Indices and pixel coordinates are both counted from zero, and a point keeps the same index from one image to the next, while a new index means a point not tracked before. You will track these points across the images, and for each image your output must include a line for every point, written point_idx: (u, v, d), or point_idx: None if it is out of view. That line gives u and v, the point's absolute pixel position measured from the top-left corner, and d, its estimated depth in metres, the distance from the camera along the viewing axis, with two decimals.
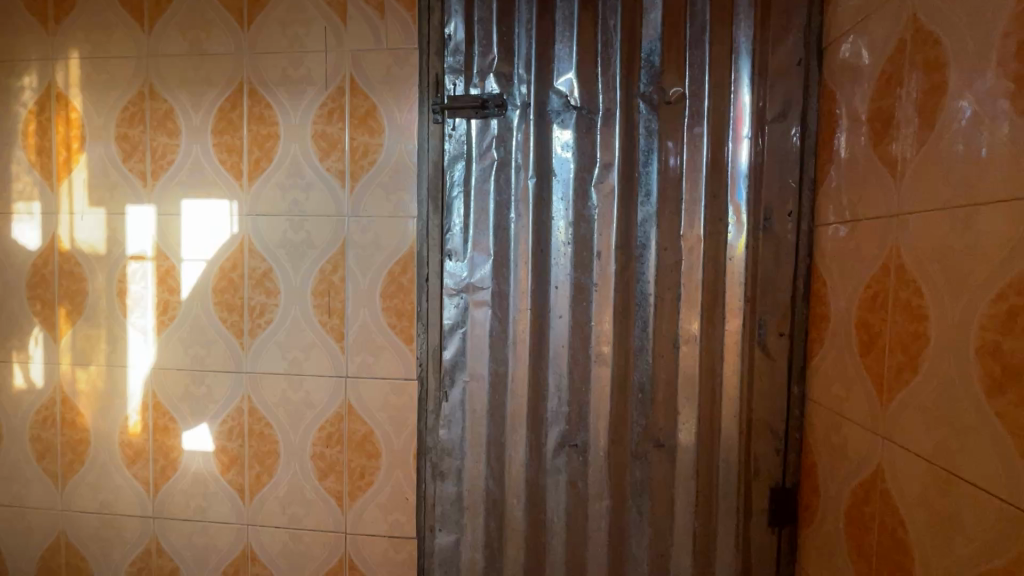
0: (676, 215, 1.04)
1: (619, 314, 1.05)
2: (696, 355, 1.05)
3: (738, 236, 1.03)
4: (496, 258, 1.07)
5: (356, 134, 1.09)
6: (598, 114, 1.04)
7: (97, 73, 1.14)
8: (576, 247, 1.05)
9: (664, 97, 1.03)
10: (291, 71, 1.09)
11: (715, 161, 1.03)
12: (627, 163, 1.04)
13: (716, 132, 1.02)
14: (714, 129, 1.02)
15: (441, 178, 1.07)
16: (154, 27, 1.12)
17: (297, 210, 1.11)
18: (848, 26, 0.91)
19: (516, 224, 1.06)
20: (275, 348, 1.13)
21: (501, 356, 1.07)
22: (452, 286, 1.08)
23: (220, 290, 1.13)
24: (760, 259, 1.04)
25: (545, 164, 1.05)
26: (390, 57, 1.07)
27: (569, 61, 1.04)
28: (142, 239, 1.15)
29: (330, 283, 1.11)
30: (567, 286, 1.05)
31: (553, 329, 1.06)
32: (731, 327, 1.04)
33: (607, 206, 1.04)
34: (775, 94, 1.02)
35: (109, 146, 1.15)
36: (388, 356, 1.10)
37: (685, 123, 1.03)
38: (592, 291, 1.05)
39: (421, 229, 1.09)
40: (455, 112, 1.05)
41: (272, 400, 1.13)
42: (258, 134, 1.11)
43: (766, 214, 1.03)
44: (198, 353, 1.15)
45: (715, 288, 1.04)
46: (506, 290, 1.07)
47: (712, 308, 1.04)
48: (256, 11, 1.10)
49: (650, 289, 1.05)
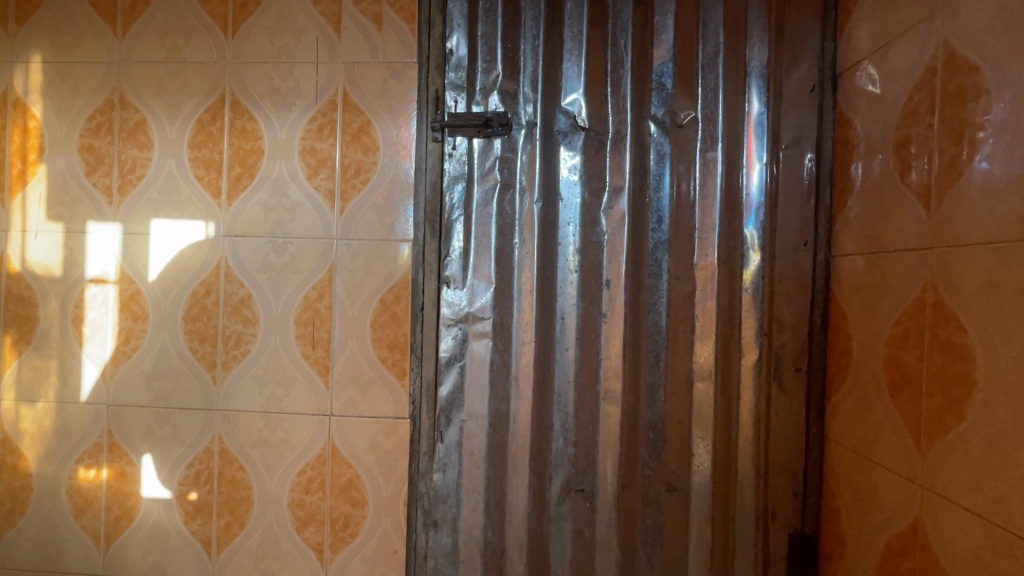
0: (689, 243, 0.98)
1: (630, 348, 0.98)
2: (710, 392, 0.98)
3: (753, 266, 0.98)
4: (498, 285, 0.99)
5: (348, 151, 1.01)
6: (607, 137, 0.99)
7: (60, 79, 1.04)
8: (584, 276, 0.98)
9: (676, 120, 0.98)
10: (279, 83, 1.01)
11: (728, 188, 0.98)
12: (637, 188, 0.99)
13: (730, 158, 0.98)
14: (728, 154, 0.98)
15: (440, 200, 1.00)
16: (128, 32, 1.04)
17: (281, 231, 1.02)
18: (867, 53, 0.89)
19: (519, 250, 0.99)
20: (251, 383, 1.02)
21: (502, 393, 0.99)
22: (450, 316, 0.99)
23: (191, 318, 1.02)
24: (776, 291, 0.99)
25: (551, 187, 0.99)
26: (387, 70, 1.00)
27: (577, 81, 0.99)
28: (105, 260, 1.04)
29: (315, 311, 1.01)
30: (573, 318, 0.98)
31: (558, 363, 0.99)
32: (746, 362, 0.99)
33: (617, 232, 0.98)
34: (789, 120, 0.98)
35: (71, 158, 1.04)
36: (378, 392, 1.01)
37: (697, 147, 0.98)
38: (600, 323, 0.98)
39: (417, 254, 1.01)
40: (455, 130, 0.99)
41: (246, 441, 1.02)
42: (239, 148, 1.02)
43: (781, 244, 0.99)
44: (163, 388, 1.03)
45: (730, 320, 0.99)
46: (508, 321, 0.99)
47: (726, 342, 0.99)
48: (242, 18, 1.02)
49: (662, 321, 0.98)
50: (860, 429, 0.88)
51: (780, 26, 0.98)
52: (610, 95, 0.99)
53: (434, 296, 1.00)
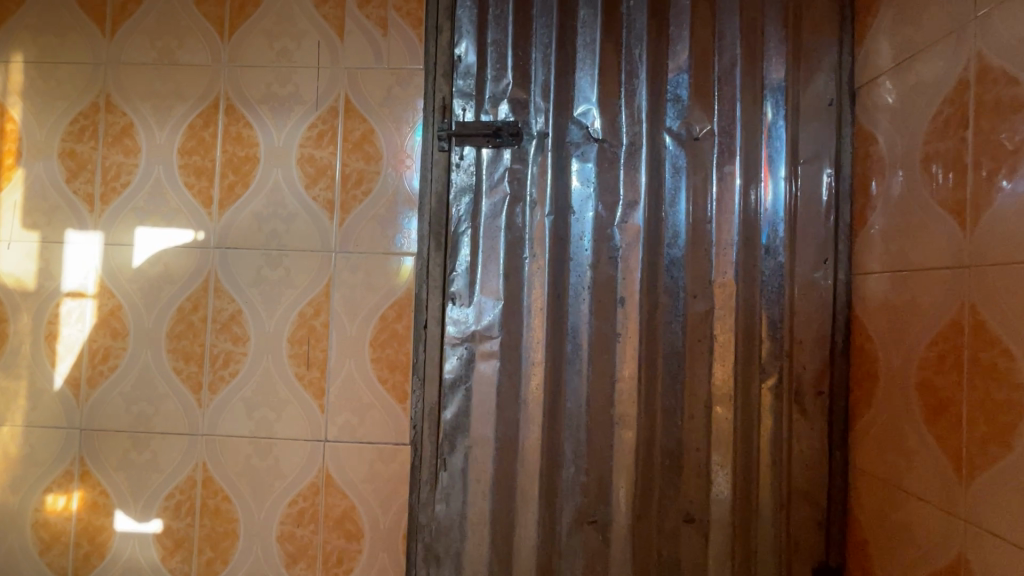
0: (706, 260, 0.94)
1: (644, 370, 0.93)
2: (730, 416, 0.93)
3: (772, 284, 0.95)
4: (506, 302, 0.94)
5: (349, 159, 0.96)
6: (621, 149, 0.95)
7: (42, 80, 0.98)
8: (597, 293, 0.94)
9: (692, 133, 0.95)
10: (277, 87, 0.96)
11: (746, 204, 0.95)
12: (652, 202, 0.95)
13: (748, 172, 0.95)
14: (745, 168, 0.95)
15: (445, 212, 0.95)
16: (117, 32, 0.98)
17: (276, 244, 0.96)
18: (888, 66, 0.86)
19: (529, 265, 0.94)
20: (240, 406, 0.95)
21: (510, 417, 0.93)
22: (456, 335, 0.94)
23: (176, 335, 0.95)
24: (796, 311, 0.95)
25: (563, 200, 0.95)
26: (391, 77, 0.96)
27: (590, 91, 0.95)
28: (84, 274, 0.96)
29: (311, 329, 0.95)
30: (586, 337, 0.94)
31: (570, 385, 0.93)
32: (766, 384, 0.94)
33: (631, 248, 0.94)
34: (807, 135, 0.96)
35: (50, 164, 0.97)
36: (377, 416, 0.94)
37: (714, 161, 0.95)
38: (614, 343, 0.93)
39: (420, 269, 0.95)
40: (463, 140, 0.95)
41: (233, 469, 0.94)
42: (233, 156, 0.96)
43: (801, 262, 0.95)
44: (143, 411, 0.95)
45: (748, 341, 0.94)
46: (518, 340, 0.94)
47: (745, 364, 0.94)
48: (239, 20, 0.97)
49: (679, 342, 0.94)
50: (889, 457, 0.83)
51: (797, 40, 0.96)
52: (624, 106, 0.95)
53: (438, 313, 0.94)
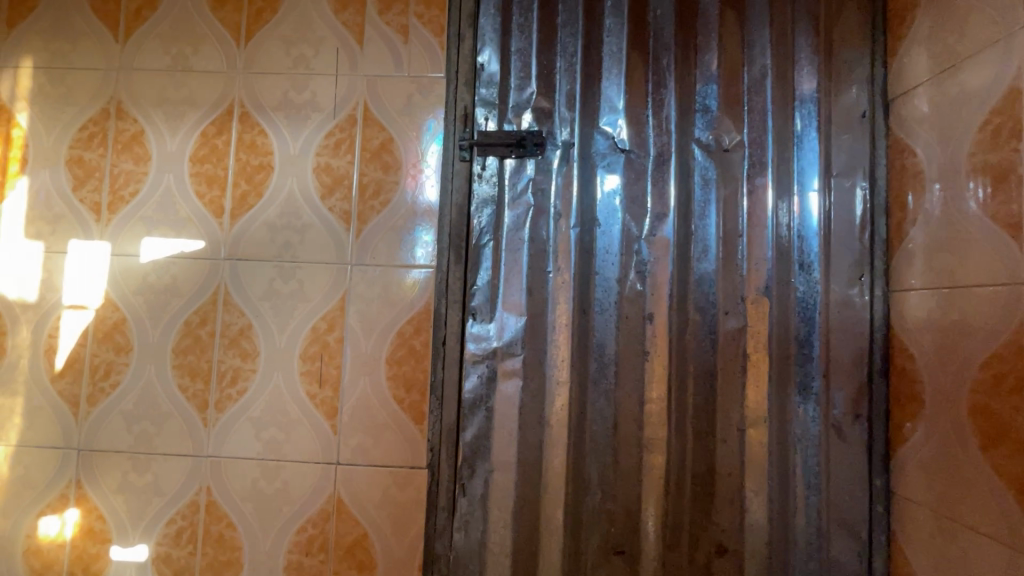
0: (738, 275, 0.90)
1: (674, 391, 0.89)
2: (765, 441, 0.89)
3: (807, 302, 0.90)
4: (529, 318, 0.90)
5: (367, 169, 0.92)
6: (648, 160, 0.92)
7: (52, 86, 0.95)
8: (624, 309, 0.90)
9: (722, 144, 0.92)
10: (293, 95, 0.94)
11: (779, 217, 0.92)
12: (681, 215, 0.91)
13: (779, 184, 0.92)
14: (777, 181, 0.92)
15: (465, 224, 0.91)
16: (130, 38, 0.96)
17: (289, 255, 0.92)
18: (926, 77, 0.84)
19: (554, 279, 0.90)
20: (247, 427, 0.90)
21: (532, 439, 0.88)
22: (477, 352, 0.89)
23: (183, 350, 0.91)
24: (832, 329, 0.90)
25: (588, 212, 0.91)
26: (412, 85, 0.93)
27: (616, 100, 0.93)
28: (87, 286, 0.92)
29: (324, 345, 0.90)
30: (612, 356, 0.89)
31: (596, 406, 0.89)
32: (803, 407, 0.89)
33: (659, 262, 0.90)
34: (841, 147, 0.92)
35: (57, 171, 0.94)
36: (392, 438, 0.89)
37: (745, 173, 0.92)
38: (642, 362, 0.89)
39: (439, 282, 0.91)
40: (485, 150, 0.92)
41: (238, 493, 0.89)
42: (247, 164, 0.93)
43: (837, 278, 0.91)
44: (145, 430, 0.90)
45: (782, 361, 0.90)
46: (541, 358, 0.89)
47: (780, 385, 0.89)
48: (256, 26, 0.95)
49: (710, 362, 0.90)
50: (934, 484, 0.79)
51: (828, 50, 0.93)
52: (651, 117, 0.92)
53: (458, 328, 0.90)
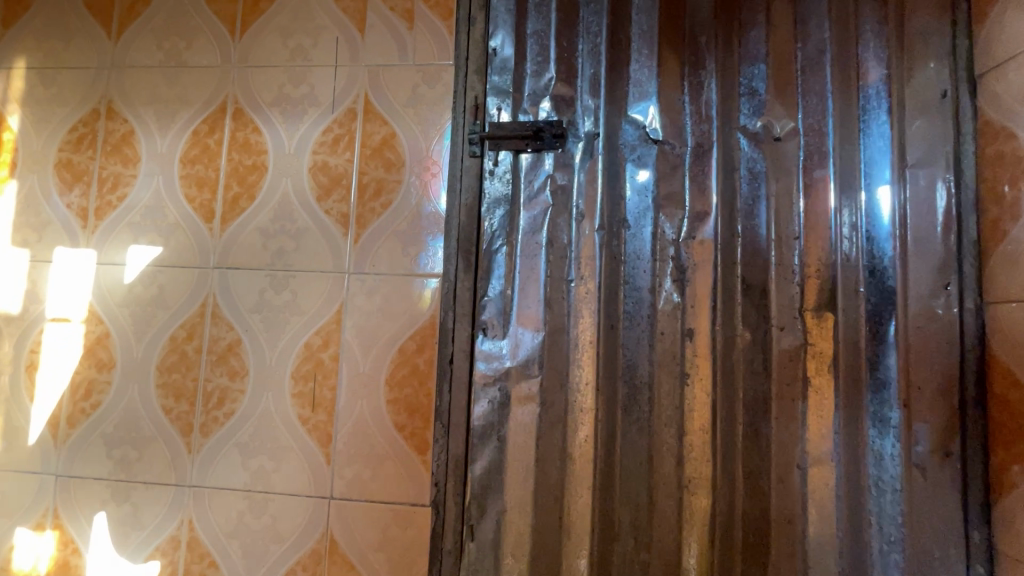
0: (794, 284, 0.77)
1: (719, 421, 0.75)
2: (831, 483, 0.74)
3: (881, 315, 0.75)
4: (545, 333, 0.78)
5: (367, 167, 0.83)
6: (685, 151, 0.80)
7: (43, 86, 0.90)
8: (657, 323, 0.77)
9: (772, 131, 0.79)
10: (290, 89, 0.86)
11: (843, 216, 0.77)
12: (725, 215, 0.79)
13: (843, 177, 0.78)
14: (840, 173, 0.78)
15: (475, 227, 0.81)
16: (123, 34, 0.90)
17: (282, 263, 0.83)
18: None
19: (575, 290, 0.78)
20: (234, 454, 0.81)
21: (551, 475, 0.76)
22: (487, 373, 0.78)
23: (168, 368, 0.83)
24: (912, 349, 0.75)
25: (616, 211, 0.80)
26: (417, 74, 0.84)
27: (647, 85, 0.81)
28: (72, 298, 0.86)
29: (318, 363, 0.81)
30: (644, 378, 0.77)
31: (625, 437, 0.76)
32: (878, 443, 0.74)
33: (700, 270, 0.77)
34: (917, 131, 0.78)
35: (45, 175, 0.89)
36: (391, 470, 0.78)
37: (801, 165, 0.79)
38: (680, 387, 0.76)
39: (445, 294, 0.80)
40: (497, 144, 0.82)
41: (223, 529, 0.80)
42: (239, 165, 0.85)
43: (918, 287, 0.75)
44: (126, 455, 0.82)
45: (851, 386, 0.75)
46: (561, 381, 0.77)
47: (849, 416, 0.74)
48: (252, 17, 0.88)
49: (761, 386, 0.76)
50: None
51: (899, 19, 0.79)
52: (688, 102, 0.80)
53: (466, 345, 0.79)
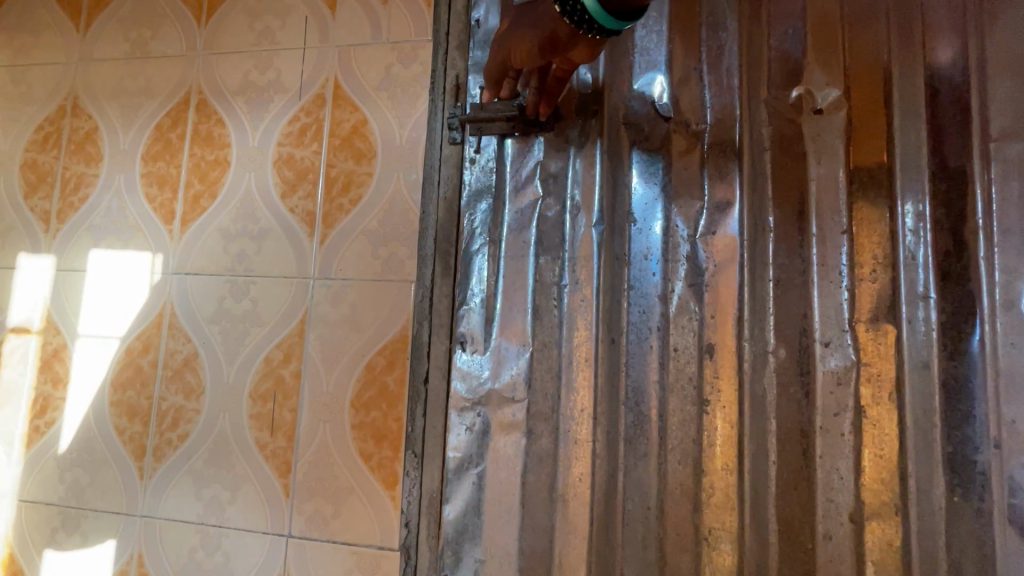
0: (843, 289, 0.61)
1: (746, 459, 0.61)
2: (895, 544, 0.58)
3: (959, 327, 0.59)
4: (533, 349, 0.66)
5: (335, 159, 0.74)
6: (703, 129, 0.66)
7: (13, 84, 0.86)
8: (669, 338, 0.64)
9: (813, 100, 0.64)
10: (255, 76, 0.78)
11: (908, 203, 0.61)
12: (752, 204, 0.64)
13: (909, 154, 0.62)
14: (903, 149, 0.62)
15: (453, 225, 0.70)
16: (91, 26, 0.85)
17: (243, 268, 0.75)
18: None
19: (570, 298, 0.66)
20: (187, 481, 0.72)
21: (539, 519, 0.64)
22: (465, 395, 0.67)
23: (123, 384, 0.76)
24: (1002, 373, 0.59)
25: (619, 203, 0.67)
26: (392, 53, 0.74)
27: (656, 52, 0.68)
28: (31, 307, 0.80)
29: (278, 381, 0.71)
30: (652, 404, 0.63)
31: (628, 476, 0.63)
32: (959, 494, 0.57)
33: (721, 272, 0.63)
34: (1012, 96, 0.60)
35: (11, 177, 0.84)
36: (356, 507, 0.68)
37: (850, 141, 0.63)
38: (696, 415, 0.62)
39: (420, 302, 0.70)
40: (478, 128, 0.69)
41: (174, 566, 0.71)
42: (201, 160, 0.78)
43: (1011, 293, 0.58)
44: (78, 480, 0.75)
45: (920, 420, 0.59)
46: (552, 406, 0.65)
47: (918, 458, 0.58)
48: (219, 1, 0.81)
49: (801, 417, 0.61)
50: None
51: None
52: (705, 69, 0.67)
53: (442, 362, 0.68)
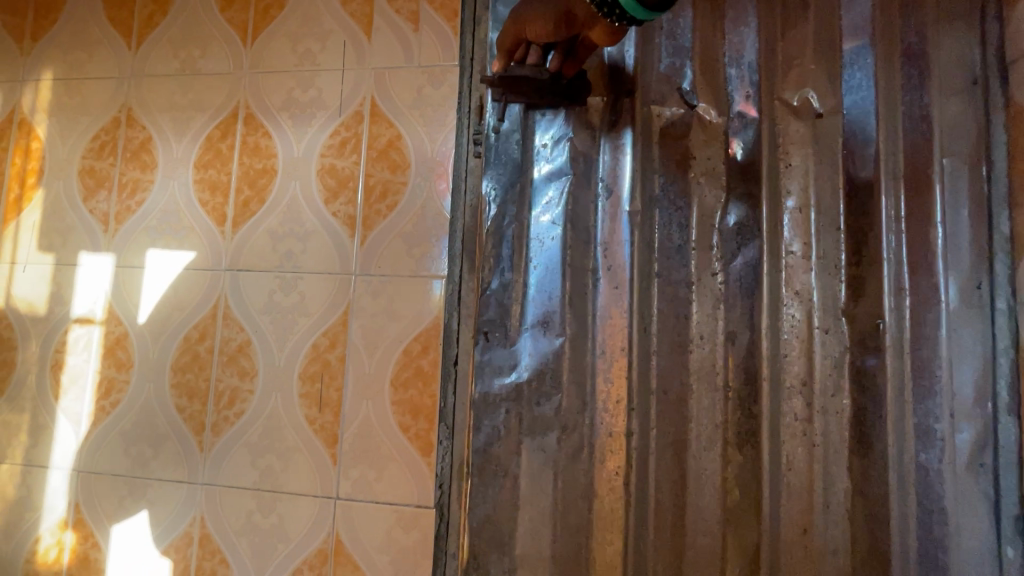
0: (841, 283, 0.72)
1: (759, 426, 0.72)
2: (873, 497, 0.69)
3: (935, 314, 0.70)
4: (573, 335, 0.75)
5: (373, 169, 0.84)
6: (725, 130, 0.75)
7: (68, 96, 0.94)
8: (697, 324, 0.74)
9: (812, 108, 0.74)
10: (298, 93, 0.87)
11: (895, 204, 0.72)
12: (770, 208, 0.74)
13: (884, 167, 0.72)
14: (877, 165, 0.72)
15: (496, 227, 0.77)
16: (142, 45, 0.93)
17: (291, 265, 0.84)
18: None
19: (608, 290, 0.75)
20: (243, 453, 0.82)
21: (567, 486, 0.73)
22: (505, 389, 0.75)
23: (181, 368, 0.85)
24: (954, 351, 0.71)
25: (648, 195, 0.76)
26: (423, 76, 0.84)
27: (681, 62, 0.77)
28: (93, 299, 0.89)
29: (325, 364, 0.81)
30: (675, 382, 0.73)
31: (655, 446, 0.73)
32: (923, 456, 0.69)
33: (737, 269, 0.74)
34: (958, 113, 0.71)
35: (70, 182, 0.92)
36: (396, 472, 0.78)
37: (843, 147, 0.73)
38: (716, 389, 0.73)
39: (450, 295, 0.80)
40: (504, 92, 0.74)
41: (233, 527, 0.81)
42: (250, 168, 0.87)
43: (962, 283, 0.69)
44: (142, 453, 0.85)
45: (904, 395, 0.69)
46: (582, 386, 0.74)
47: (895, 429, 0.69)
48: (263, 24, 0.90)
49: (807, 399, 0.71)
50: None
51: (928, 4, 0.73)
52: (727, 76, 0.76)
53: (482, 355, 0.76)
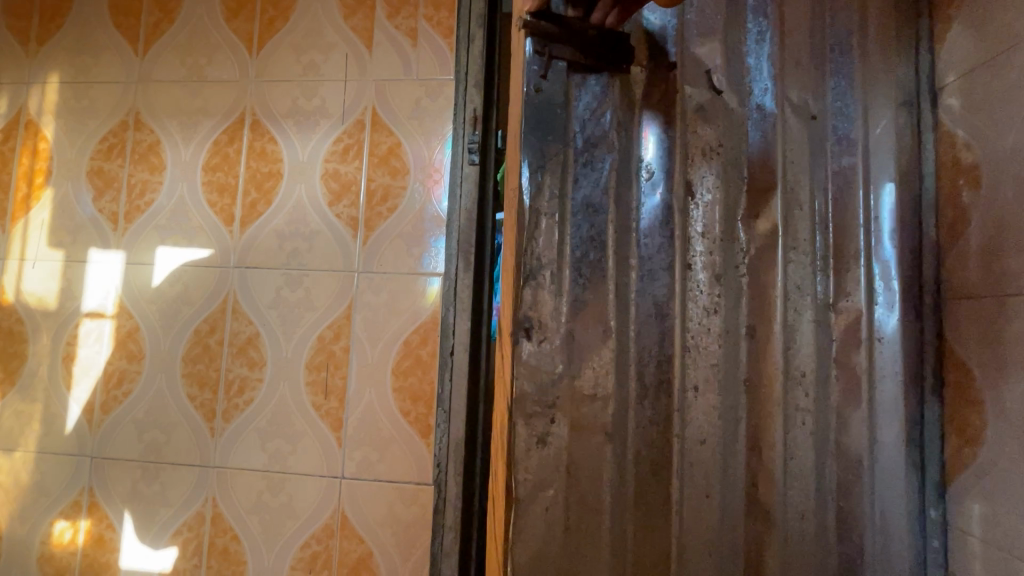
0: (829, 285, 0.57)
1: (782, 472, 0.53)
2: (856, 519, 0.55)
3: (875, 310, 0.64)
4: (591, 349, 0.53)
5: (374, 174, 0.90)
6: (744, 123, 0.57)
7: (76, 99, 0.98)
8: (707, 335, 0.54)
9: (808, 107, 0.58)
10: (303, 101, 0.93)
11: (868, 207, 0.58)
12: (783, 200, 0.56)
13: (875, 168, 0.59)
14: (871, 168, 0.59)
15: (529, 195, 0.53)
16: (149, 51, 0.97)
17: (297, 263, 0.91)
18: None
19: (639, 289, 0.54)
20: (253, 438, 0.88)
21: (589, 550, 0.51)
22: (535, 397, 0.52)
23: (192, 359, 0.91)
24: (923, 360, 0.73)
25: (700, 184, 0.55)
26: (420, 89, 0.91)
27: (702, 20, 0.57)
28: (104, 295, 0.94)
29: (330, 354, 0.88)
30: (723, 430, 0.54)
31: (684, 493, 0.52)
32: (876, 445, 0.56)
33: (810, 264, 0.56)
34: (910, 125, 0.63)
35: (78, 182, 0.96)
36: (397, 453, 0.86)
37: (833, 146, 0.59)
38: (767, 421, 0.54)
39: (447, 291, 0.87)
40: (547, 43, 0.53)
41: (244, 506, 0.87)
42: (257, 172, 0.93)
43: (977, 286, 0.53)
44: (154, 439, 0.90)
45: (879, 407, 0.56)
46: (615, 413, 0.52)
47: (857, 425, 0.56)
48: (268, 35, 0.95)
49: (815, 405, 0.55)
50: (980, 516, 0.53)
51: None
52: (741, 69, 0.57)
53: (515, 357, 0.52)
